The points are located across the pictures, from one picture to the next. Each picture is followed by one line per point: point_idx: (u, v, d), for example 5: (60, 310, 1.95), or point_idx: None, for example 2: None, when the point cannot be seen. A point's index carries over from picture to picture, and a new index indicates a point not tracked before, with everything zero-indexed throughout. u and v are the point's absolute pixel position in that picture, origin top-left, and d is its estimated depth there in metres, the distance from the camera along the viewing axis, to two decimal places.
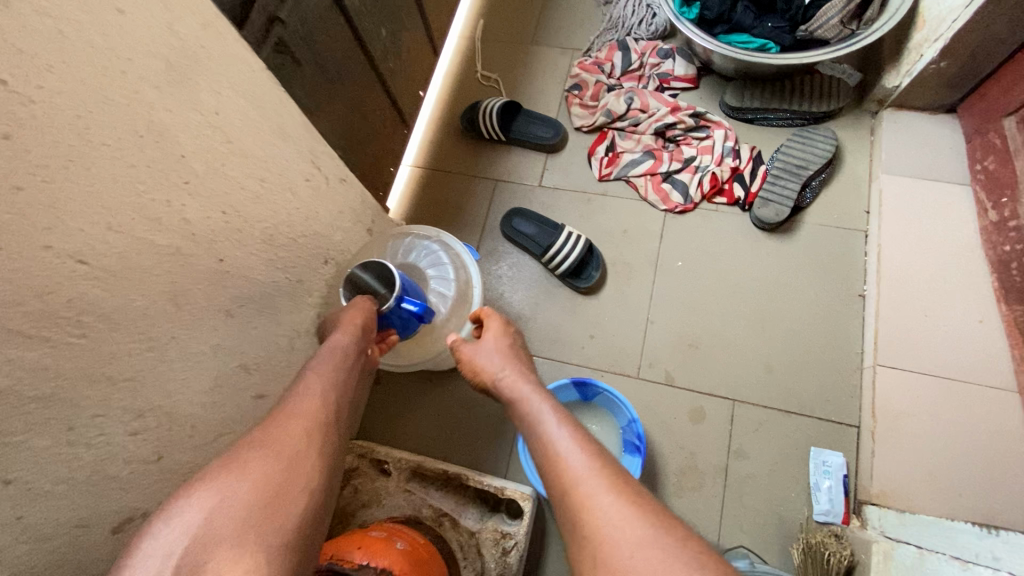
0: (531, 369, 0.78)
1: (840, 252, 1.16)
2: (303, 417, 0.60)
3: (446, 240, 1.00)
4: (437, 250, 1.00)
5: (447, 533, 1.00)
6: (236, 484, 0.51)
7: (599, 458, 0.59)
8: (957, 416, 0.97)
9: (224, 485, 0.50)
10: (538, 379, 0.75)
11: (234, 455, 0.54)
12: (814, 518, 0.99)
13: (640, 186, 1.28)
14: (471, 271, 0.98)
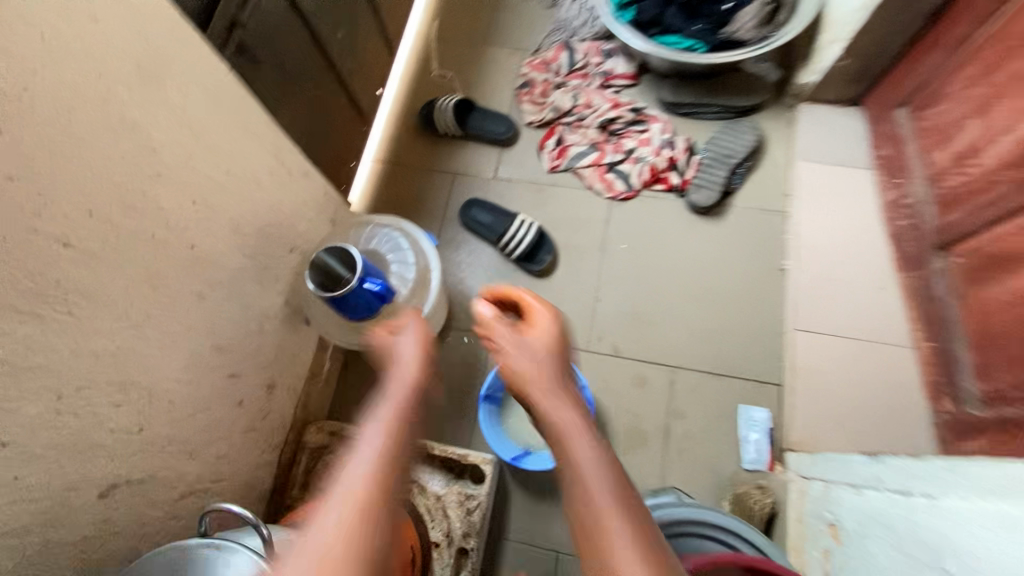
0: (568, 376, 0.74)
1: (764, 232, 1.30)
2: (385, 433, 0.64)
3: (405, 228, 1.08)
4: (396, 236, 1.08)
5: (415, 498, 1.08)
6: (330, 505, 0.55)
7: (620, 496, 0.59)
8: (861, 369, 1.13)
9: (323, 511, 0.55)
10: (574, 393, 0.73)
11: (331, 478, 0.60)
12: (744, 466, 1.12)
13: (587, 176, 1.38)
14: (429, 255, 1.07)
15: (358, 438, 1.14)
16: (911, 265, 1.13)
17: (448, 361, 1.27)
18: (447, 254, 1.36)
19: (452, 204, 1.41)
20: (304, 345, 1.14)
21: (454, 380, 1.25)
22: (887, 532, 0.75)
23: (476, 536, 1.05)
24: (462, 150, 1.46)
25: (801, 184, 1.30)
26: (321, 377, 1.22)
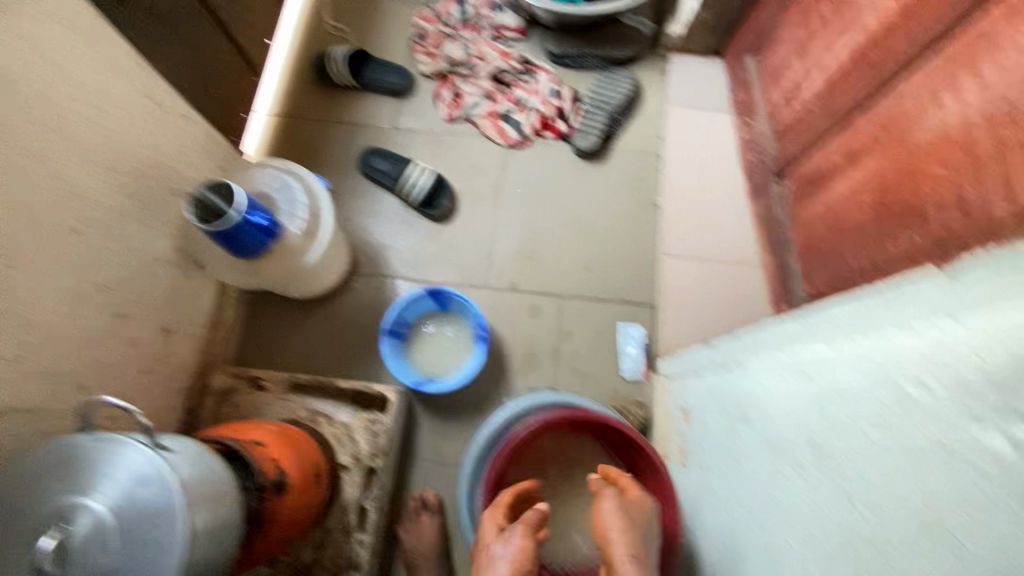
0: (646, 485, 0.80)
1: (642, 171, 1.43)
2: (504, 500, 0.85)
3: (295, 170, 1.11)
4: (286, 178, 1.11)
5: (323, 428, 1.15)
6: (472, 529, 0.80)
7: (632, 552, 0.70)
8: (720, 285, 1.31)
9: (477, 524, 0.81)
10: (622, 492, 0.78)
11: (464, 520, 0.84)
12: (624, 377, 1.27)
13: (482, 124, 1.45)
14: (320, 199, 1.11)
15: (264, 379, 1.18)
16: (757, 194, 1.33)
17: (352, 304, 1.32)
18: (348, 203, 1.40)
19: (351, 154, 1.44)
20: (200, 291, 1.16)
21: (360, 322, 1.30)
22: (716, 402, 0.91)
23: (383, 457, 1.12)
24: (360, 102, 1.48)
25: (674, 128, 1.44)
26: (223, 324, 1.24)
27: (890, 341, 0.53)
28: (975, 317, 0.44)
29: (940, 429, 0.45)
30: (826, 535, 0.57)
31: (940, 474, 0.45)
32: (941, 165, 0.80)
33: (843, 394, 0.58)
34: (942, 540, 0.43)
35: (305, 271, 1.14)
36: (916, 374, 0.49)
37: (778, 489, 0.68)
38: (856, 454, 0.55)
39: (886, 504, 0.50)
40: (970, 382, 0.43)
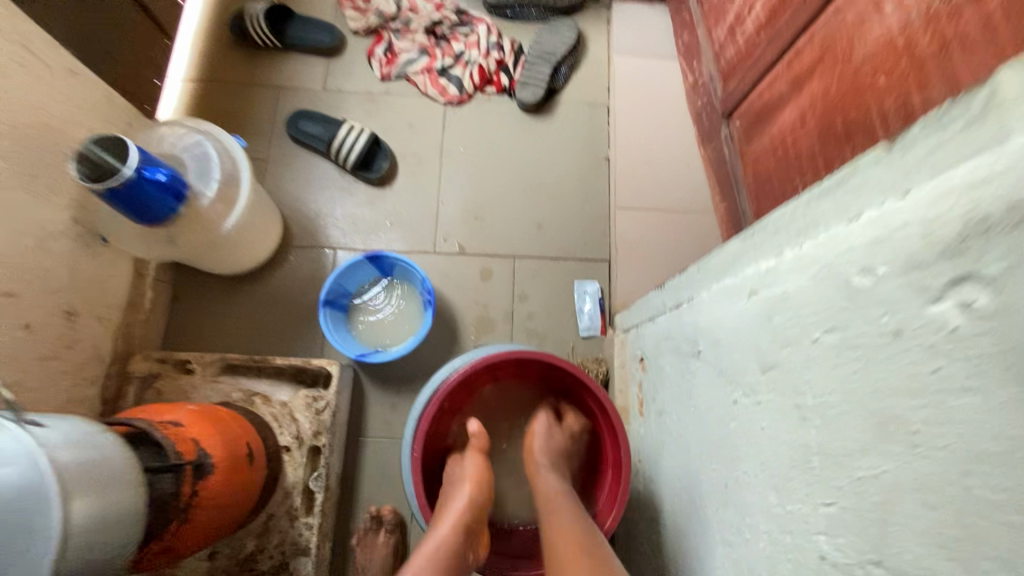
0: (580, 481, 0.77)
1: (590, 123, 1.36)
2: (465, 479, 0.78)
3: (205, 127, 1.01)
4: (195, 135, 1.01)
5: (260, 409, 1.06)
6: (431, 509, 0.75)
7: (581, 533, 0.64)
8: (676, 235, 1.26)
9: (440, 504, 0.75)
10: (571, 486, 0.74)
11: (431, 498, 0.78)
12: (581, 335, 1.21)
13: (419, 82, 1.36)
14: (237, 157, 1.02)
15: (190, 361, 1.08)
16: (706, 138, 1.30)
17: (289, 278, 1.23)
18: (279, 171, 1.30)
19: (279, 120, 1.34)
20: (112, 271, 1.04)
21: (298, 296, 1.21)
22: (670, 343, 0.87)
23: (327, 434, 1.04)
24: (286, 64, 1.38)
25: (620, 76, 1.38)
26: (143, 308, 1.13)
27: (831, 234, 0.49)
28: (917, 184, 0.39)
29: (888, 313, 0.41)
30: (782, 452, 0.53)
31: (891, 363, 0.40)
32: (886, 76, 0.76)
33: (790, 302, 0.54)
34: (897, 431, 0.39)
35: (227, 239, 1.05)
36: (859, 261, 0.44)
37: (733, 416, 0.64)
38: (805, 361, 0.51)
39: (838, 406, 0.46)
40: (916, 256, 0.38)
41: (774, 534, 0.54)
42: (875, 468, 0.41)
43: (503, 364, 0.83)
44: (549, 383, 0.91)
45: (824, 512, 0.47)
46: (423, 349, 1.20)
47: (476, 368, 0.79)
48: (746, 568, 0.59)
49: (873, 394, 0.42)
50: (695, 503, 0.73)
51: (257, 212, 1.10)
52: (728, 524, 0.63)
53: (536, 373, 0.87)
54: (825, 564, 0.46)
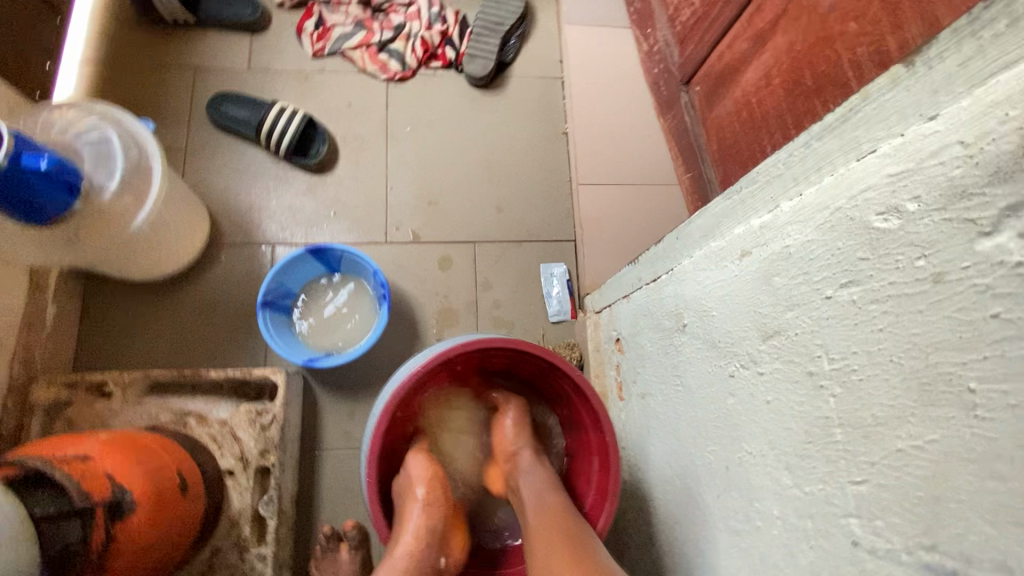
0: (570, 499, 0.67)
1: (545, 96, 1.29)
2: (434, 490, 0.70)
3: (107, 110, 0.86)
4: (93, 118, 0.86)
5: (195, 431, 0.92)
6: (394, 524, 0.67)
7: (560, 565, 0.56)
8: (642, 209, 1.21)
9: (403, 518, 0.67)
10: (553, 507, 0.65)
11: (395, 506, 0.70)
12: (551, 321, 1.14)
13: (356, 58, 1.24)
14: (148, 147, 0.87)
15: (108, 382, 0.92)
16: (666, 108, 1.25)
17: (222, 281, 1.09)
18: (203, 162, 1.15)
19: (198, 104, 1.19)
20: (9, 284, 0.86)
21: (233, 300, 1.08)
22: (650, 320, 0.80)
23: (277, 451, 0.92)
24: (203, 42, 1.22)
25: (573, 47, 1.31)
26: (46, 327, 0.95)
27: (841, 176, 0.43)
28: (951, 101, 0.33)
29: (922, 255, 0.35)
30: (794, 427, 0.48)
31: (930, 313, 0.35)
32: (857, 22, 0.72)
33: (793, 259, 0.48)
34: (946, 392, 0.33)
35: (141, 239, 0.91)
36: (881, 201, 0.38)
37: (731, 391, 0.58)
38: (817, 323, 0.45)
39: (862, 370, 0.40)
40: (956, 185, 0.33)
41: (789, 518, 0.48)
42: (919, 436, 0.35)
43: (464, 357, 0.74)
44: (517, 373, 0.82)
45: (853, 491, 0.41)
46: (380, 348, 1.09)
47: (435, 364, 0.69)
48: (755, 558, 0.53)
49: (909, 352, 0.36)
50: (689, 490, 0.67)
51: (175, 207, 0.96)
52: (731, 511, 0.58)
53: (503, 363, 0.78)
54: (859, 550, 0.40)
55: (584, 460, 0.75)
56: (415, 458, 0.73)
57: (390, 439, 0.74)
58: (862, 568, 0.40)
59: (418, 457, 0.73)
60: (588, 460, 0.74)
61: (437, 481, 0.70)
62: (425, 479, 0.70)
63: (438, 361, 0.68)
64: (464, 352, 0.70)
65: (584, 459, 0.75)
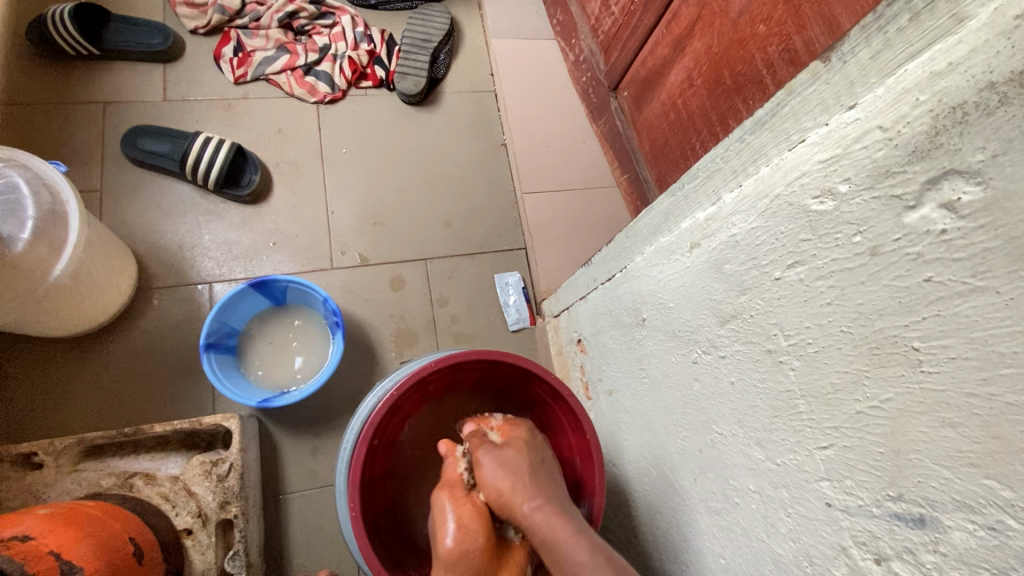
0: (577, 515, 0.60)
1: (480, 109, 1.30)
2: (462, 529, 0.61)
3: (22, 162, 0.78)
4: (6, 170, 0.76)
5: (144, 492, 0.84)
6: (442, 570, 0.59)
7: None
8: (585, 212, 1.24)
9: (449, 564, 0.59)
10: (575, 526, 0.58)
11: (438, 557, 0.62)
12: (511, 330, 1.14)
13: (282, 82, 1.20)
14: (70, 203, 0.80)
15: (37, 452, 0.83)
16: (598, 113, 1.29)
17: (157, 327, 1.01)
18: (122, 202, 1.07)
19: (111, 140, 1.10)
20: None
21: (171, 347, 1.00)
22: (610, 318, 0.82)
23: (239, 501, 0.86)
24: (111, 74, 1.14)
25: (502, 60, 1.34)
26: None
27: (776, 165, 0.46)
28: (866, 91, 0.37)
29: (858, 232, 0.38)
30: (760, 403, 0.50)
31: (871, 284, 0.38)
32: (765, 24, 0.78)
33: (741, 246, 0.51)
34: (894, 353, 0.37)
35: (61, 290, 0.83)
36: (816, 184, 0.42)
37: (696, 377, 0.61)
38: (770, 304, 0.48)
39: (817, 342, 0.43)
40: (881, 165, 0.36)
41: (766, 491, 0.51)
42: (875, 397, 0.38)
43: (436, 374, 0.73)
44: (488, 388, 0.81)
45: (821, 456, 0.44)
46: (339, 378, 1.05)
47: (408, 385, 0.67)
48: (737, 534, 0.55)
49: (857, 321, 0.39)
50: (665, 478, 0.69)
51: (98, 254, 0.89)
52: (709, 493, 0.60)
53: (474, 377, 0.78)
54: (833, 511, 0.43)
55: (566, 463, 0.76)
56: (448, 510, 0.62)
57: (370, 472, 0.69)
58: (838, 527, 0.43)
59: (446, 504, 0.63)
60: (571, 462, 0.74)
61: (466, 528, 0.61)
62: (455, 529, 0.61)
63: (412, 380, 0.67)
64: (436, 368, 0.69)
65: (566, 461, 0.76)
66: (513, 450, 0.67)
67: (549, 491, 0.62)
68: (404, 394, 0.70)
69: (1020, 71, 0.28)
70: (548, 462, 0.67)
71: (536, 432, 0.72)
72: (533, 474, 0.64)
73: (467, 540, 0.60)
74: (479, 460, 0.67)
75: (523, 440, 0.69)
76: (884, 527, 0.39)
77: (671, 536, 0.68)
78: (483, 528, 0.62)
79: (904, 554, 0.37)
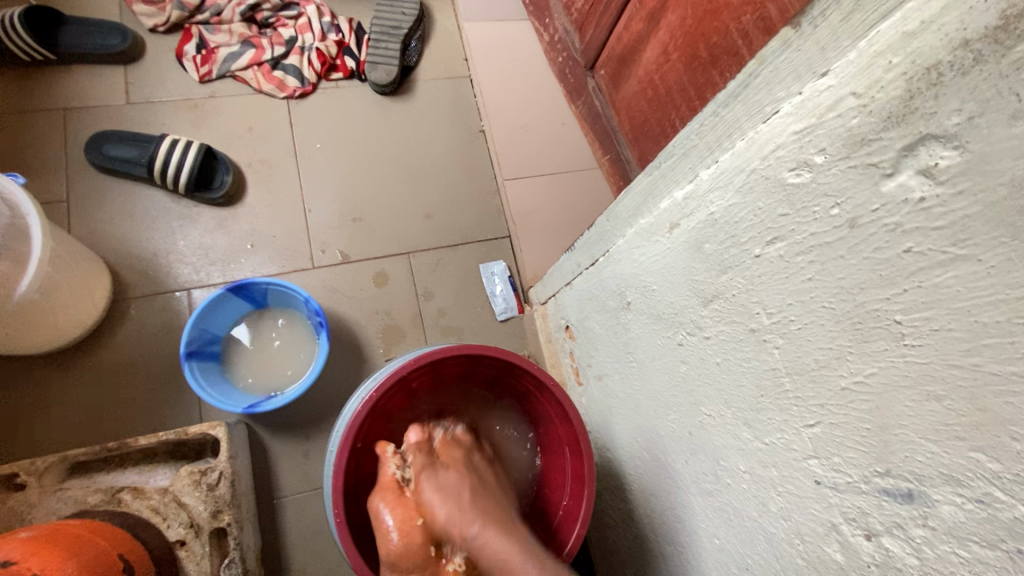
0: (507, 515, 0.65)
1: (455, 97, 1.27)
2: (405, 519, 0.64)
3: None
4: None
5: (133, 506, 0.83)
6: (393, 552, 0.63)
7: None
8: (568, 196, 1.22)
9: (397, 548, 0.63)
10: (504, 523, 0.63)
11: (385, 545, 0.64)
12: (499, 320, 1.13)
13: (249, 78, 1.17)
14: (32, 219, 0.78)
15: (18, 474, 0.81)
16: (576, 95, 1.26)
17: (137, 338, 0.99)
18: (91, 212, 1.04)
19: (74, 149, 1.07)
20: None
21: (153, 357, 0.98)
22: (595, 303, 0.81)
23: (230, 509, 0.85)
24: (69, 78, 1.10)
25: (475, 44, 1.30)
26: None
27: (751, 139, 0.44)
28: (839, 56, 0.35)
29: (836, 204, 0.37)
30: (746, 383, 0.50)
31: (851, 257, 0.37)
32: None
33: (719, 224, 0.50)
34: (877, 328, 0.36)
35: (31, 306, 0.81)
36: (791, 156, 0.40)
37: (682, 359, 0.60)
38: (751, 282, 0.47)
39: (800, 319, 0.42)
40: (856, 133, 0.35)
41: (755, 471, 0.50)
42: (859, 372, 0.38)
43: (417, 373, 0.72)
44: (473, 382, 0.80)
45: (809, 434, 0.43)
46: (326, 378, 1.04)
47: (387, 386, 0.67)
48: (729, 514, 0.55)
49: (839, 296, 0.38)
50: (657, 461, 0.68)
51: (66, 268, 0.87)
52: (700, 474, 0.59)
53: (457, 372, 0.77)
54: (822, 488, 0.43)
55: (555, 452, 0.75)
56: (382, 512, 0.65)
57: (354, 476, 0.69)
58: (827, 504, 0.42)
59: (382, 504, 0.65)
60: (559, 451, 0.74)
61: (405, 529, 0.63)
62: (396, 528, 0.63)
63: (391, 381, 0.66)
64: (415, 368, 0.68)
65: (555, 450, 0.75)
66: (453, 475, 0.68)
67: (488, 509, 0.65)
68: (384, 394, 0.69)
69: (994, 27, 0.27)
70: (487, 484, 0.70)
71: (471, 452, 0.74)
72: (476, 496, 0.67)
73: (405, 542, 0.63)
74: (420, 484, 0.68)
75: (461, 465, 0.71)
76: (873, 503, 0.38)
77: (666, 518, 0.67)
78: (422, 534, 0.63)
79: (894, 529, 0.37)
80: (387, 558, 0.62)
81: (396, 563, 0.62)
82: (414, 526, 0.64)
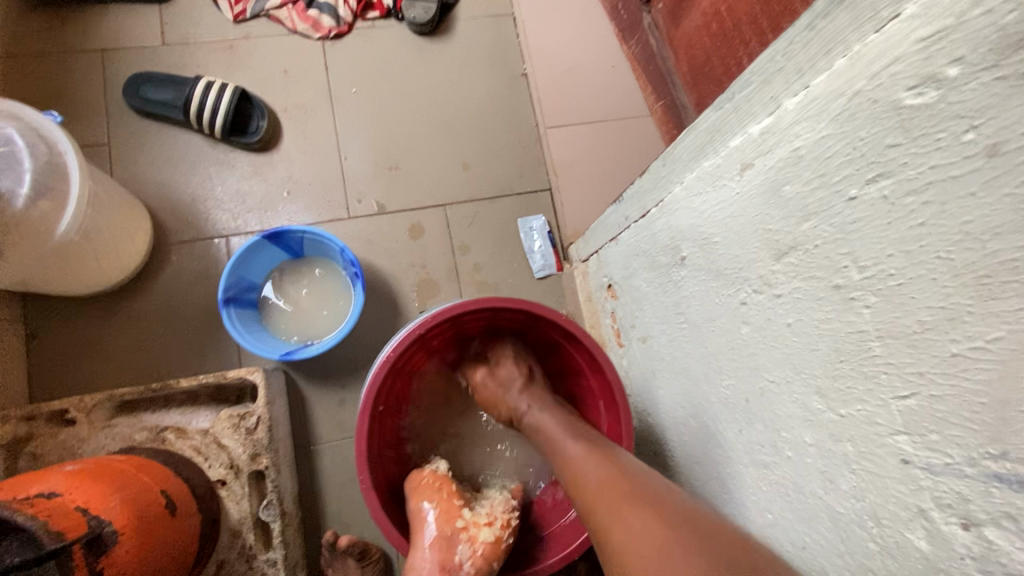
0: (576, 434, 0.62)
1: (498, 38, 1.18)
2: (446, 483, 0.70)
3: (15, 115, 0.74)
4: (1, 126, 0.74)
5: (175, 446, 0.86)
6: (426, 512, 0.65)
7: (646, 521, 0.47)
8: (615, 146, 1.14)
9: (429, 505, 0.66)
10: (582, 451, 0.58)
11: (418, 514, 0.66)
12: (537, 277, 1.08)
13: (283, 17, 1.12)
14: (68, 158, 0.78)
15: (69, 409, 0.84)
16: (629, 33, 1.15)
17: (177, 283, 1.00)
18: (131, 156, 1.04)
19: (114, 90, 1.06)
20: None
21: (193, 302, 0.99)
22: (644, 259, 0.75)
23: (268, 453, 0.86)
24: (105, 18, 1.08)
25: None
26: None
27: (857, 54, 0.37)
28: None
29: (971, 127, 0.30)
30: (822, 347, 0.44)
31: (985, 195, 0.30)
32: None
33: (805, 161, 0.42)
34: (1012, 281, 0.29)
35: (70, 248, 0.81)
36: (913, 72, 0.33)
37: (743, 320, 0.54)
38: (839, 231, 0.40)
39: (902, 274, 0.35)
40: (1011, 33, 0.27)
41: (824, 445, 0.45)
42: (979, 337, 0.31)
43: (436, 329, 0.70)
44: (496, 335, 0.79)
45: (899, 407, 0.37)
46: (362, 331, 1.03)
47: (405, 347, 0.65)
48: (788, 489, 0.50)
49: (961, 245, 0.31)
50: (706, 429, 0.63)
51: (107, 209, 0.87)
52: (755, 444, 0.54)
53: (478, 326, 0.75)
54: (910, 469, 0.37)
55: (590, 405, 0.74)
56: (418, 483, 0.69)
57: (379, 440, 0.69)
58: (916, 487, 0.37)
59: (416, 479, 0.70)
60: (594, 404, 0.73)
61: (438, 488, 0.68)
62: (427, 492, 0.67)
63: (409, 341, 0.65)
64: (431, 324, 0.66)
65: (590, 403, 0.74)
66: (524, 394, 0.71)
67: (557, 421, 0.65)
68: (404, 355, 0.68)
69: None
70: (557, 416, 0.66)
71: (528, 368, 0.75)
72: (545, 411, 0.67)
73: (440, 496, 0.67)
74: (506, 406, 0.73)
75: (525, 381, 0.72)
76: (978, 489, 0.32)
77: (711, 487, 0.63)
78: (451, 491, 0.68)
79: (1002, 520, 0.31)
80: (420, 513, 0.66)
81: (425, 513, 0.65)
82: (446, 487, 0.69)
